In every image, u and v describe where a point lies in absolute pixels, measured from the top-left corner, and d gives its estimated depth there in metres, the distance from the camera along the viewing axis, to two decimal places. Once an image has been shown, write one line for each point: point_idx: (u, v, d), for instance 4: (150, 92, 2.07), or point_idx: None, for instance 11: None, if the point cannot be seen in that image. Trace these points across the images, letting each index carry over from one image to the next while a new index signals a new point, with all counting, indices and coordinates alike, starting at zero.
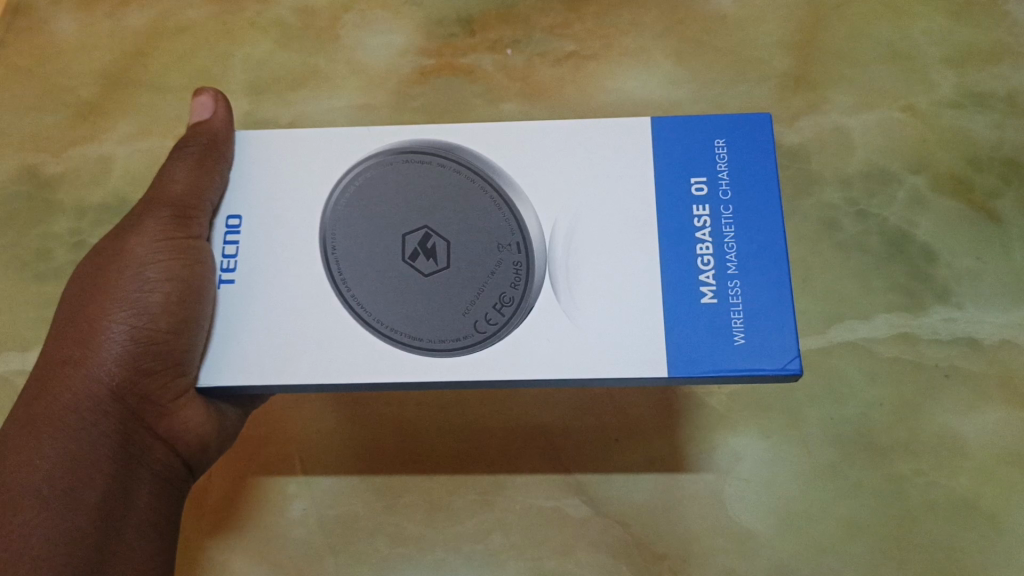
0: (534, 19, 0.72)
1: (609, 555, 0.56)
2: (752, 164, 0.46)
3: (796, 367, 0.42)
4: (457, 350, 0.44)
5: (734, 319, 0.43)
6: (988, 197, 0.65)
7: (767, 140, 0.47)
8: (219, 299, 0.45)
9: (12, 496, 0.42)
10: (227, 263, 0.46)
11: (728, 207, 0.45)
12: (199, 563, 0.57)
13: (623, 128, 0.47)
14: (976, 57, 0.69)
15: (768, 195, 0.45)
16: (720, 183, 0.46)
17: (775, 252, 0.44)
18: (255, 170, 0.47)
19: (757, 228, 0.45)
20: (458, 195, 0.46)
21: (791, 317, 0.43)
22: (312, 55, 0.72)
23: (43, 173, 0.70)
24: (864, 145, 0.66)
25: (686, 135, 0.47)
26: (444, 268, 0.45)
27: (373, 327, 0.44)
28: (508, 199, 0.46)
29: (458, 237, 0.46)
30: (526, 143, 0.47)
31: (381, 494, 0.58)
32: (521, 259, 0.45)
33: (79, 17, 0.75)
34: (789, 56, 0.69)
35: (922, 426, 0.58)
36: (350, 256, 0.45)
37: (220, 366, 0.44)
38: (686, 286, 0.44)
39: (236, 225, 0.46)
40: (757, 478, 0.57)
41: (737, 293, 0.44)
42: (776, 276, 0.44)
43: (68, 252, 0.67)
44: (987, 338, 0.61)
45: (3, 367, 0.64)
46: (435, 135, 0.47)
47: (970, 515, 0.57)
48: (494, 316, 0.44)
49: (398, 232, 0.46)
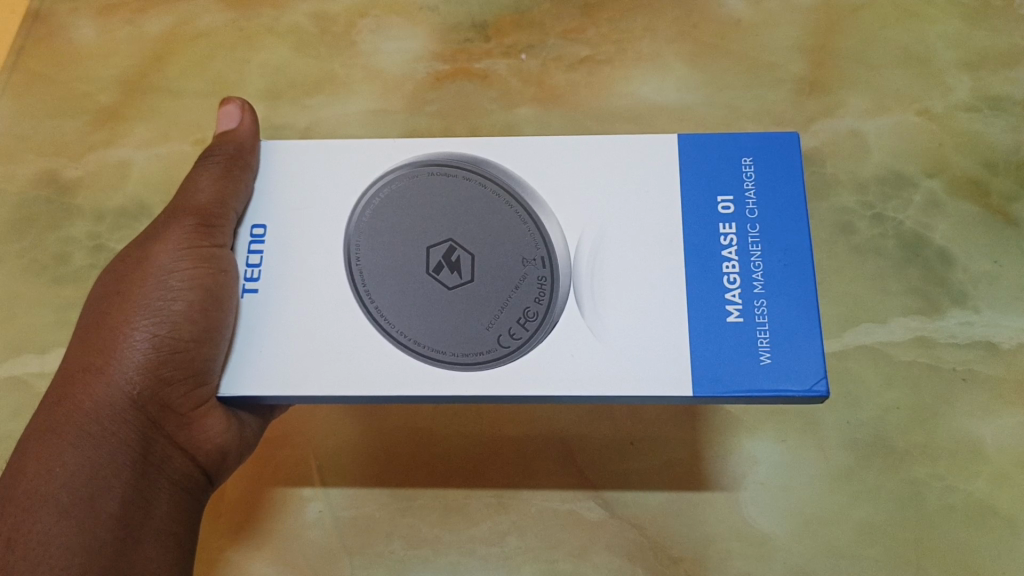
0: (548, 24, 0.72)
1: (624, 557, 0.56)
2: (779, 184, 0.46)
3: (823, 388, 0.42)
4: (480, 364, 0.44)
5: (760, 338, 0.43)
6: (1005, 201, 0.64)
7: (794, 159, 0.47)
8: (242, 308, 0.45)
9: (31, 504, 0.43)
10: (251, 272, 0.46)
11: (755, 226, 0.45)
12: (217, 566, 0.57)
13: (649, 143, 0.47)
14: (991, 60, 0.69)
15: (795, 213, 0.46)
16: (746, 201, 0.46)
17: (801, 272, 0.44)
18: (279, 181, 0.48)
19: (784, 248, 0.45)
20: (483, 209, 0.47)
21: (818, 337, 0.43)
22: (328, 61, 0.73)
23: (62, 177, 0.71)
24: (879, 149, 0.66)
25: (712, 152, 0.47)
26: (468, 282, 0.46)
27: (395, 339, 0.44)
28: (532, 213, 0.46)
29: (482, 250, 0.46)
30: (554, 158, 0.47)
31: (396, 497, 0.58)
32: (545, 274, 0.45)
33: (98, 23, 0.76)
34: (803, 60, 0.69)
35: (940, 430, 0.58)
36: (374, 268, 0.46)
37: (244, 377, 0.44)
38: (711, 301, 0.44)
39: (259, 234, 0.47)
40: (773, 481, 0.57)
41: (763, 312, 0.44)
42: (803, 296, 0.44)
43: (87, 255, 0.68)
44: (1005, 342, 0.60)
45: (20, 369, 0.65)
46: (462, 151, 0.48)
47: (989, 519, 0.56)
48: (517, 331, 0.44)
49: (422, 245, 0.46)
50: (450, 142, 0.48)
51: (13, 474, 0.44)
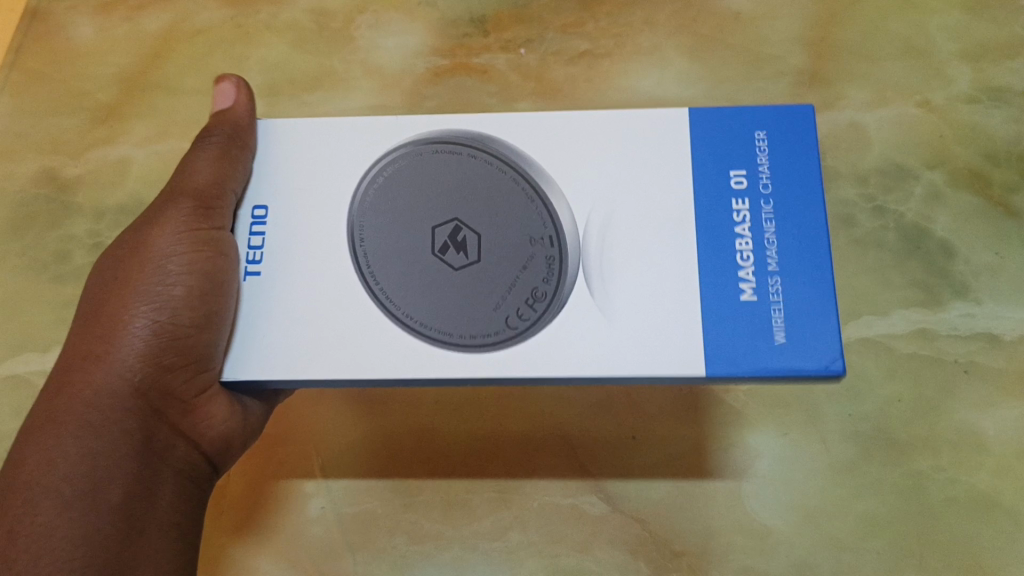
0: (547, 18, 0.72)
1: (626, 551, 0.56)
2: (794, 159, 0.46)
3: (838, 367, 0.42)
4: (490, 344, 0.44)
5: (774, 316, 0.43)
6: (1006, 192, 0.64)
7: (809, 133, 0.47)
8: (245, 291, 0.45)
9: (35, 496, 0.43)
10: (252, 255, 0.46)
11: (768, 203, 0.45)
12: (222, 562, 0.57)
13: (662, 119, 0.47)
14: (993, 51, 0.69)
15: (810, 188, 0.45)
16: (759, 177, 0.46)
17: (816, 249, 0.44)
18: (287, 163, 0.48)
19: (798, 224, 0.45)
20: (491, 189, 0.47)
21: (833, 315, 0.43)
22: (326, 57, 0.72)
23: (62, 176, 0.70)
24: (880, 142, 0.66)
25: (724, 127, 0.47)
26: (475, 262, 0.46)
27: (403, 320, 0.44)
28: (542, 192, 0.46)
29: (489, 230, 0.46)
30: (563, 136, 0.47)
31: (398, 492, 0.58)
32: (553, 254, 0.46)
33: (95, 20, 0.75)
34: (804, 52, 0.69)
35: (941, 423, 0.58)
36: (381, 249, 0.46)
37: (253, 360, 0.44)
38: (724, 280, 0.44)
39: (261, 216, 0.47)
40: (774, 475, 0.57)
41: (777, 290, 0.44)
42: (817, 273, 0.44)
43: (88, 253, 0.68)
44: (1007, 334, 0.60)
45: (23, 366, 0.65)
46: (472, 128, 0.48)
47: (991, 511, 0.56)
48: (527, 311, 0.44)
49: (428, 226, 0.47)
50: (459, 120, 0.48)
51: (13, 464, 0.44)
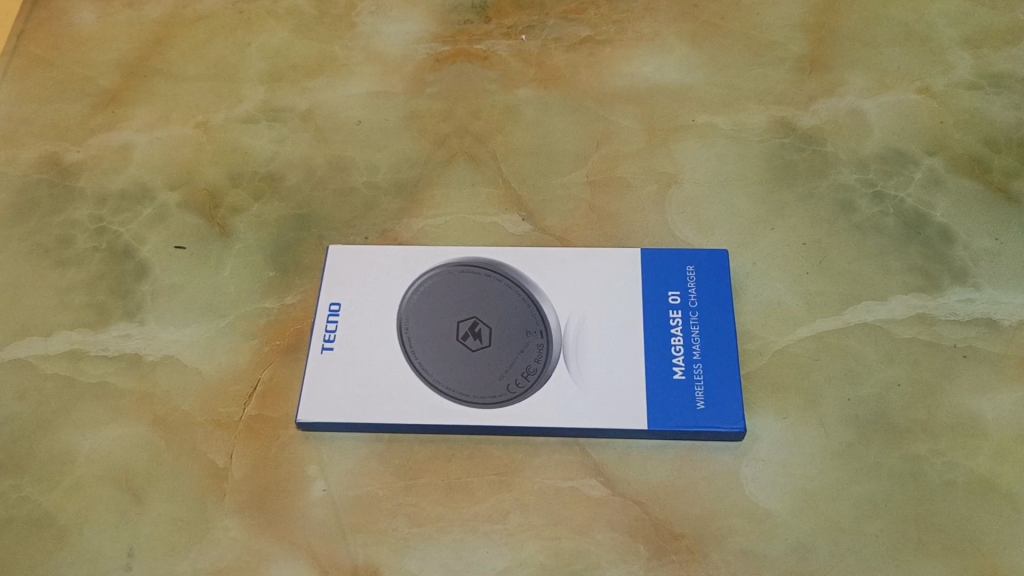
0: (548, 4, 0.74)
1: (627, 533, 0.56)
2: (715, 295, 0.60)
3: (740, 426, 0.56)
4: (497, 405, 0.57)
5: (696, 390, 0.57)
6: (1006, 177, 0.65)
7: (725, 275, 0.60)
8: (319, 359, 0.58)
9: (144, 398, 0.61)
10: (327, 339, 0.59)
11: (695, 313, 0.59)
12: (218, 545, 0.56)
13: (617, 259, 0.61)
14: (991, 38, 0.70)
15: (725, 303, 0.59)
16: (689, 295, 0.60)
17: (729, 351, 0.58)
18: (337, 272, 0.62)
19: (715, 327, 0.59)
20: (498, 294, 0.60)
21: (737, 387, 0.57)
22: (328, 43, 0.73)
23: (64, 160, 0.70)
24: (879, 127, 0.67)
25: (664, 264, 0.61)
26: (487, 346, 0.59)
27: (432, 385, 0.58)
28: (532, 296, 0.60)
29: (498, 324, 0.60)
30: (550, 262, 0.61)
31: (399, 474, 0.58)
32: (543, 341, 0.59)
33: (99, 8, 0.76)
34: (802, 39, 0.71)
35: (940, 407, 0.58)
36: (417, 335, 0.59)
37: (317, 399, 0.58)
38: (661, 362, 0.57)
39: (336, 309, 0.60)
40: (772, 457, 0.58)
41: (700, 374, 0.57)
42: (728, 372, 0.57)
43: (90, 238, 0.67)
44: (1006, 319, 0.60)
45: (25, 351, 0.63)
46: (482, 253, 0.62)
47: (992, 495, 0.56)
48: (522, 382, 0.58)
49: (452, 321, 0.60)
50: (473, 248, 0.62)
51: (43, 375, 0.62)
